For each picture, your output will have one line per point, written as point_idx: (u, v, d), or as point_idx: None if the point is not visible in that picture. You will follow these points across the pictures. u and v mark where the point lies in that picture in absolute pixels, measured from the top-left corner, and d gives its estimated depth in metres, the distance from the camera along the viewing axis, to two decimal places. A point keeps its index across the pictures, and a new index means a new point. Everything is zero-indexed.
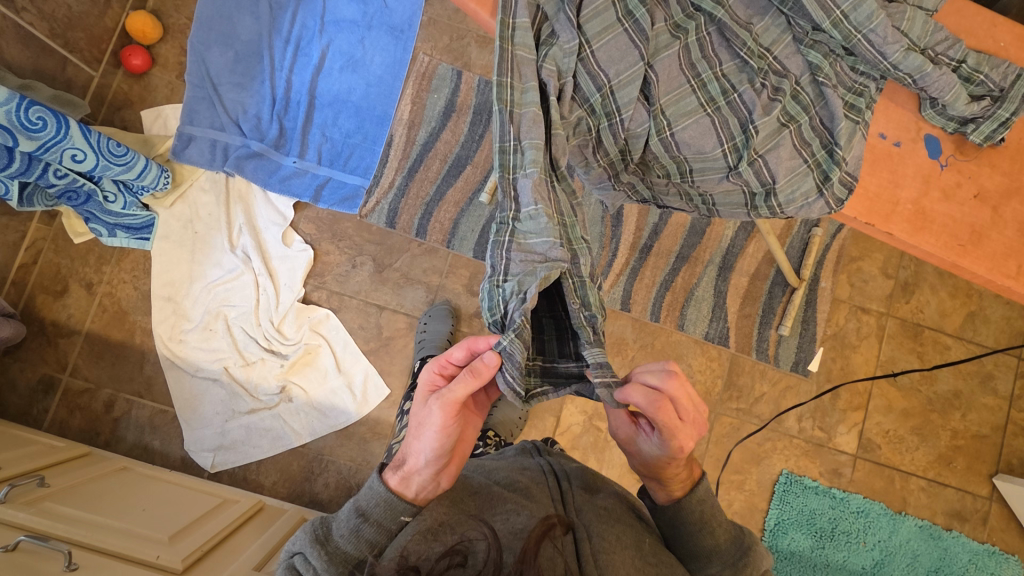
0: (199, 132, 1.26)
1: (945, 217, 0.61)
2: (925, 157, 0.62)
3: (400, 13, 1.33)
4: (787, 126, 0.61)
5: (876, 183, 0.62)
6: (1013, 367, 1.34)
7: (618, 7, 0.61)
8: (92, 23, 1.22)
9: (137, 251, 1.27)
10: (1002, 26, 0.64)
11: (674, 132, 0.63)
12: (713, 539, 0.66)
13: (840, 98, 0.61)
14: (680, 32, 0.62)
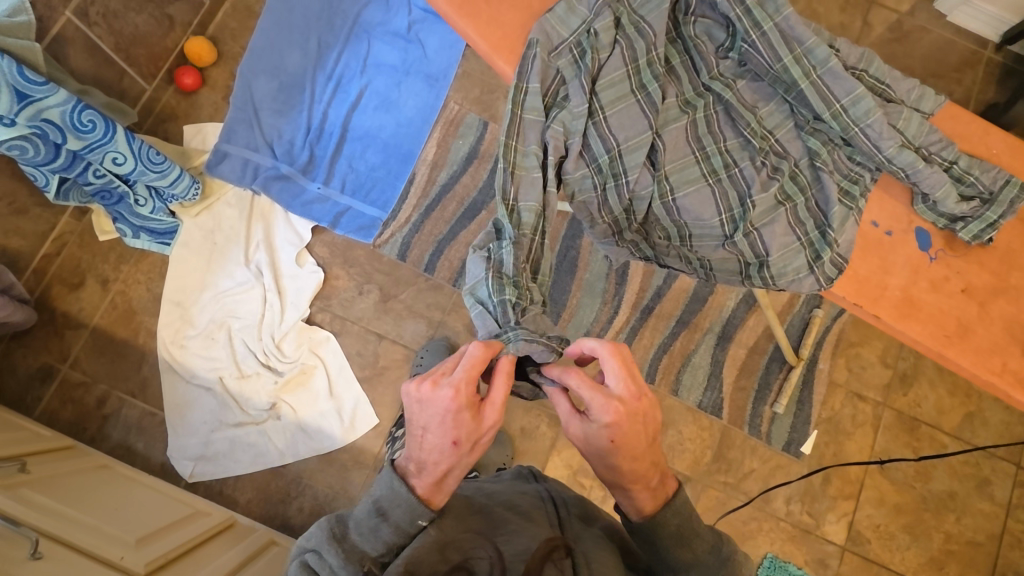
0: (234, 150, 1.33)
1: (932, 307, 0.63)
2: (915, 248, 0.65)
3: (438, 63, 1.41)
4: (782, 205, 0.64)
5: (866, 267, 0.64)
6: (1011, 474, 1.31)
7: (633, 79, 0.65)
8: (154, 42, 1.31)
9: (156, 255, 1.32)
10: (994, 135, 0.68)
11: (676, 198, 0.66)
12: (693, 553, 0.65)
13: (836, 184, 0.64)
14: (689, 107, 0.67)
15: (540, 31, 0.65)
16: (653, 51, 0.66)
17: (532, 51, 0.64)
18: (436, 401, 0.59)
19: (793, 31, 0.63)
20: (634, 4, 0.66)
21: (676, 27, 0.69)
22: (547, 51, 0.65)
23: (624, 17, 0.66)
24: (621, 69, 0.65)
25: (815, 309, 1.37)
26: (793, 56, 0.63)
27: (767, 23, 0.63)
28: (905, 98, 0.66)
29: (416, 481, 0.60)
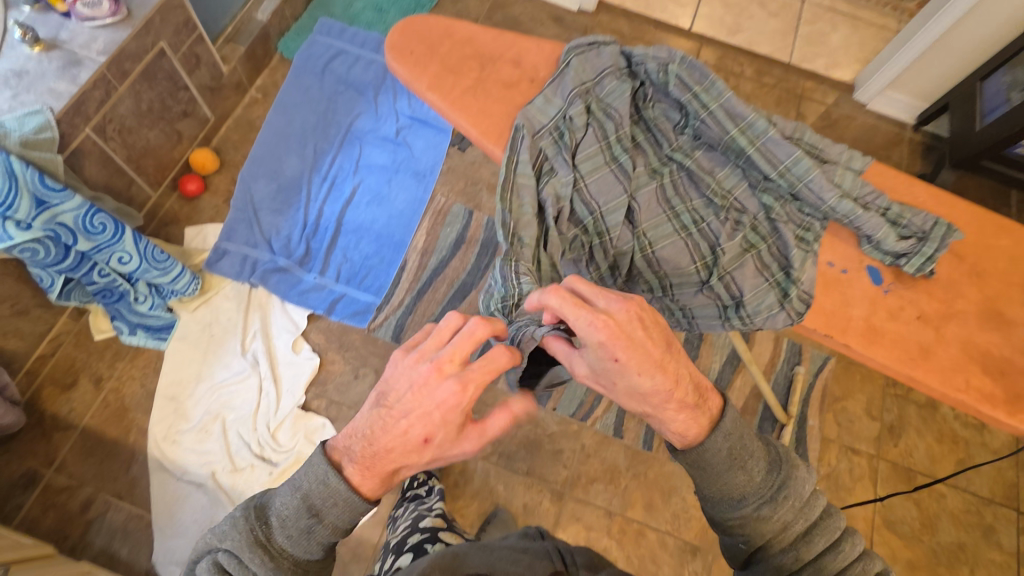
0: (234, 247, 1.41)
1: (894, 334, 0.70)
2: (868, 283, 0.73)
3: (425, 161, 1.55)
4: (748, 251, 0.72)
5: (829, 302, 0.71)
6: (1015, 520, 1.31)
7: (607, 153, 0.75)
8: (163, 154, 1.43)
9: (151, 351, 1.33)
10: (919, 186, 0.78)
11: (654, 251, 0.74)
12: (748, 476, 0.59)
13: (792, 232, 0.73)
14: (656, 175, 0.77)
15: (522, 117, 0.75)
16: (621, 129, 0.76)
17: (517, 132, 0.74)
18: (433, 394, 0.50)
19: (736, 109, 0.74)
20: (601, 92, 0.77)
21: (637, 110, 0.80)
22: (531, 132, 0.74)
23: (594, 103, 0.77)
24: (595, 144, 0.75)
25: (796, 365, 1.43)
26: (738, 129, 0.74)
27: (713, 104, 0.75)
28: (839, 159, 0.77)
29: (355, 472, 0.55)
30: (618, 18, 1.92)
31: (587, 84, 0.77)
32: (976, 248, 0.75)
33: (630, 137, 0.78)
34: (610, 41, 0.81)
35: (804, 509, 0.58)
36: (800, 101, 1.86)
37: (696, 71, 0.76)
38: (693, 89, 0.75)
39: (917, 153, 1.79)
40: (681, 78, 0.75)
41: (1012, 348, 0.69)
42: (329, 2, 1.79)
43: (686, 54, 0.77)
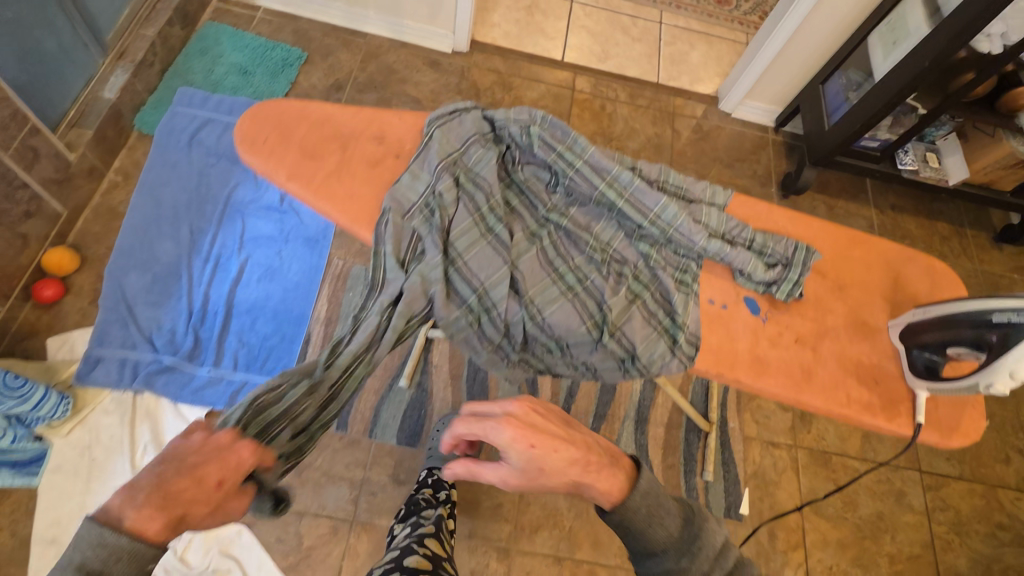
0: (108, 353, 1.27)
1: (779, 361, 0.73)
2: (748, 315, 0.76)
3: (315, 226, 1.49)
4: (632, 303, 0.75)
5: (715, 339, 0.74)
6: (919, 481, 1.43)
7: (480, 226, 0.75)
8: (6, 262, 1.26)
9: (20, 490, 1.16)
10: (777, 211, 0.84)
11: (545, 316, 0.73)
12: (665, 530, 0.67)
13: (671, 277, 0.76)
14: (535, 238, 0.78)
15: (390, 198, 0.73)
16: (492, 198, 0.77)
17: (385, 218, 0.72)
18: (216, 439, 0.63)
19: (596, 166, 0.77)
20: (467, 162, 0.77)
21: (506, 173, 0.80)
22: (400, 214, 0.72)
23: (462, 175, 0.76)
24: (467, 219, 0.74)
25: None
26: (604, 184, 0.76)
27: (578, 162, 0.77)
28: (703, 197, 0.81)
29: (144, 521, 0.53)
30: (492, 55, 1.96)
31: (451, 156, 0.76)
32: (837, 260, 0.81)
33: (503, 202, 0.78)
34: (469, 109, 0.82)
35: (715, 561, 0.66)
36: (673, 117, 1.97)
37: (555, 132, 0.78)
38: (556, 148, 0.77)
39: (781, 152, 1.97)
40: (541, 139, 0.77)
41: (879, 354, 0.75)
42: (187, 69, 1.70)
43: (544, 114, 0.79)
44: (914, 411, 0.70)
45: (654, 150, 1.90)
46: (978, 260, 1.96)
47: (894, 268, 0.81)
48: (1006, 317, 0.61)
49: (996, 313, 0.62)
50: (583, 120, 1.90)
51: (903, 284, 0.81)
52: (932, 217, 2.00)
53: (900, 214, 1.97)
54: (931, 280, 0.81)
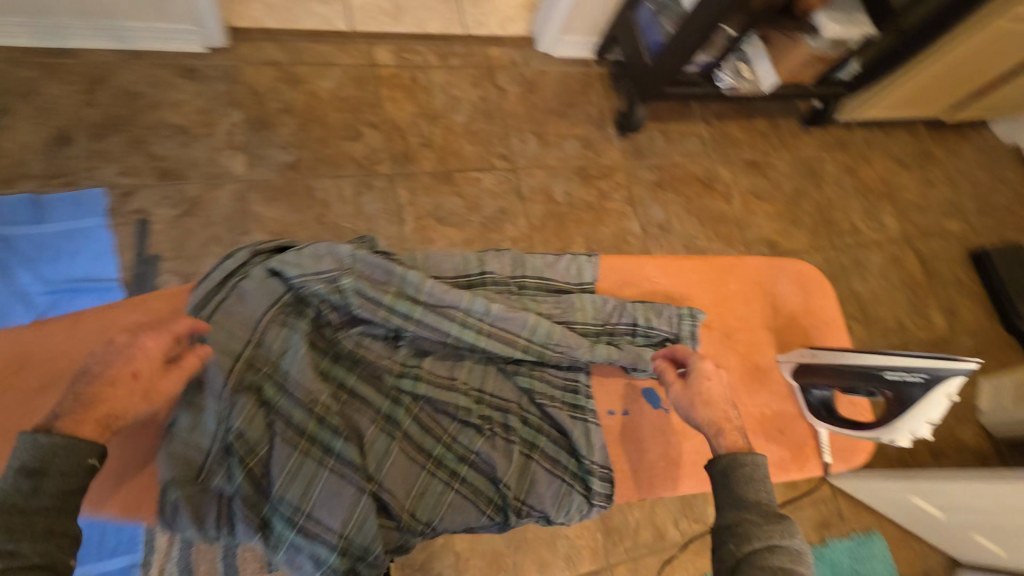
0: None
1: (689, 451, 0.85)
2: (653, 411, 0.87)
3: None
4: (531, 457, 0.77)
5: (626, 460, 0.83)
6: None
7: (310, 456, 0.67)
8: None
9: None
10: (653, 264, 0.92)
11: (439, 522, 0.72)
12: (753, 499, 0.68)
13: (566, 406, 0.80)
14: (389, 418, 0.74)
15: (168, 464, 0.63)
16: (317, 406, 0.69)
17: (167, 496, 0.62)
18: None
19: (443, 294, 0.75)
20: (269, 357, 0.70)
21: (323, 347, 0.74)
22: (194, 480, 0.63)
23: (266, 387, 0.68)
24: (290, 455, 0.66)
25: None
26: (461, 319, 0.76)
27: (416, 311, 0.74)
28: (559, 313, 0.82)
29: None
30: (262, 42, 1.55)
31: (243, 365, 0.68)
32: (719, 306, 0.91)
33: (336, 390, 0.73)
34: (245, 268, 0.73)
35: (793, 541, 0.64)
36: (494, 73, 1.76)
37: (377, 282, 0.74)
38: (385, 300, 0.73)
39: (609, 85, 1.88)
40: (359, 294, 0.72)
41: (777, 399, 0.89)
42: None
43: (355, 255, 0.73)
44: (819, 447, 0.87)
45: (485, 119, 1.69)
46: (793, 147, 2.13)
47: (767, 286, 0.94)
48: (896, 375, 0.76)
49: (885, 372, 0.76)
50: (397, 102, 1.62)
51: (780, 302, 0.94)
52: (750, 116, 2.10)
53: (725, 121, 2.05)
54: (806, 290, 0.96)
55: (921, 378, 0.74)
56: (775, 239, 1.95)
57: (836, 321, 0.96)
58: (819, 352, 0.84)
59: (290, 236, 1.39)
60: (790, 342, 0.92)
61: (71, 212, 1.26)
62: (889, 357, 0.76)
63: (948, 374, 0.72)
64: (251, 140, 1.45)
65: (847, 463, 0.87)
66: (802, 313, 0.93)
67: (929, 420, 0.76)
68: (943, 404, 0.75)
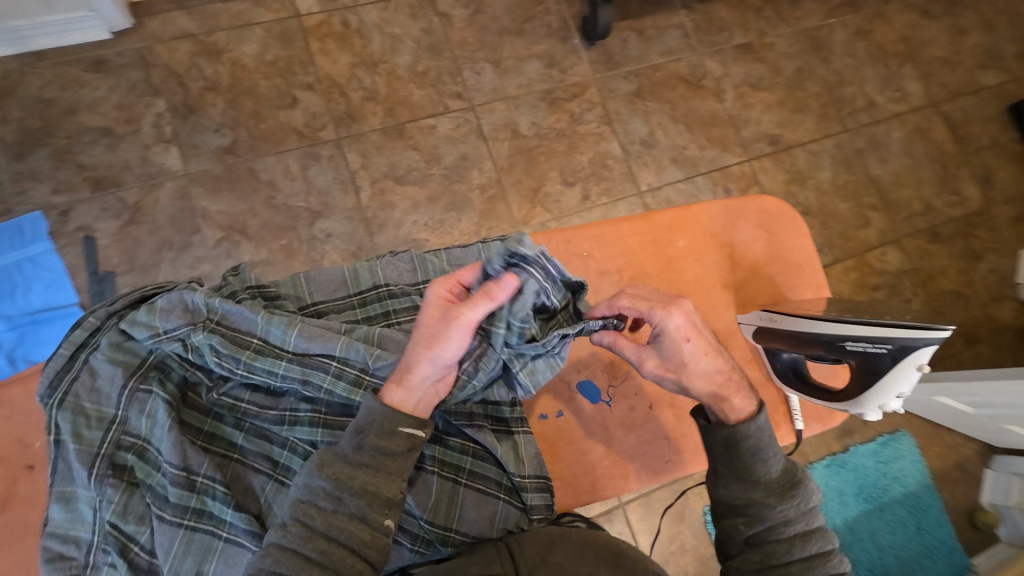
0: None
1: (643, 446, 0.71)
2: (590, 405, 0.72)
3: None
4: (458, 480, 0.64)
5: (568, 468, 0.69)
6: None
7: (201, 538, 0.55)
8: None
9: None
10: (575, 235, 0.71)
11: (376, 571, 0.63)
12: (768, 468, 0.65)
13: (484, 418, 0.67)
14: (293, 474, 0.60)
15: (46, 561, 0.54)
16: (196, 476, 0.56)
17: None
18: None
19: (316, 337, 0.59)
20: (139, 432, 0.56)
21: (199, 411, 0.60)
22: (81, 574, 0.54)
23: (139, 467, 0.55)
24: (175, 537, 0.54)
25: None
26: (337, 367, 0.60)
27: (278, 362, 0.58)
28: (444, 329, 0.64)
29: None
30: (168, 13, 1.37)
31: (107, 445, 0.55)
32: (667, 273, 0.72)
33: (223, 454, 0.59)
34: (93, 340, 0.57)
35: (808, 508, 0.65)
36: None
37: (239, 330, 0.59)
38: (244, 353, 0.57)
39: None
40: (219, 348, 0.57)
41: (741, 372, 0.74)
42: None
43: (212, 301, 0.58)
44: (791, 414, 0.73)
45: (431, 55, 1.51)
46: (792, 19, 1.85)
47: (723, 235, 0.73)
48: (862, 343, 0.67)
49: (853, 340, 0.66)
50: (331, 55, 1.44)
51: (744, 250, 0.74)
52: None
53: (711, 3, 1.78)
54: (767, 229, 0.74)
55: (885, 348, 0.66)
56: (777, 132, 1.75)
57: (815, 260, 0.76)
58: (785, 318, 0.66)
59: (243, 227, 1.31)
60: (752, 302, 0.73)
61: (13, 242, 1.21)
62: (846, 324, 0.66)
63: (920, 343, 0.65)
64: (180, 129, 1.33)
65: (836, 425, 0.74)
66: (769, 261, 0.74)
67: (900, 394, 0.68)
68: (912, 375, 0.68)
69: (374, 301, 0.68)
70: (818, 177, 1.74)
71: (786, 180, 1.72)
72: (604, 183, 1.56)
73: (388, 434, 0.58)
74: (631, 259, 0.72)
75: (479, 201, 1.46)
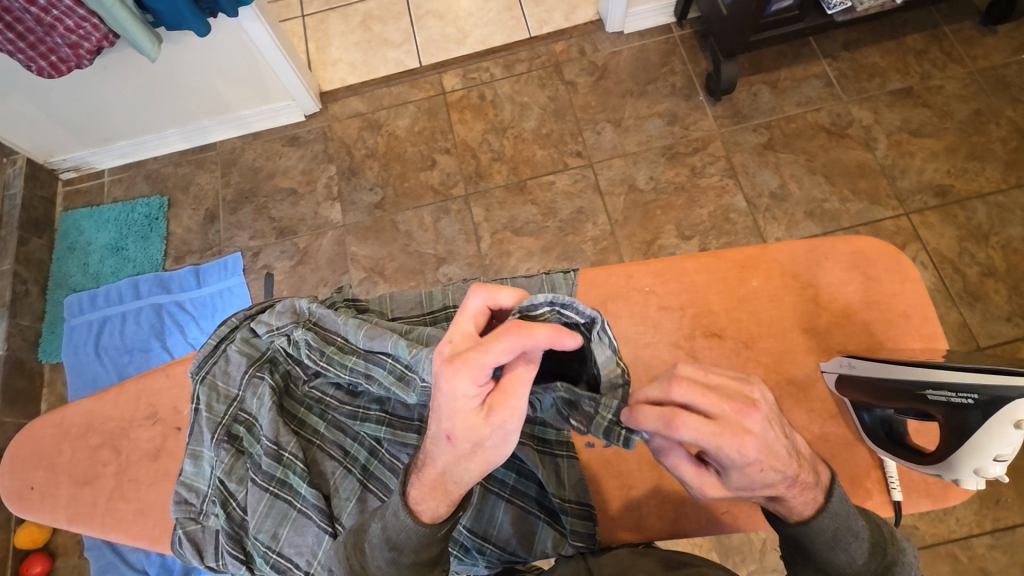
0: None
1: None
2: (640, 440, 0.68)
3: None
4: (502, 495, 0.66)
5: (609, 500, 0.66)
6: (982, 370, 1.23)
7: (281, 498, 0.65)
8: None
9: None
10: (638, 271, 0.74)
11: None
12: (852, 558, 0.58)
13: (531, 445, 0.67)
14: (358, 464, 0.68)
15: (175, 502, 0.68)
16: (284, 451, 0.66)
17: (176, 532, 0.67)
18: None
19: (376, 337, 0.67)
20: (250, 409, 0.69)
21: (295, 400, 0.71)
22: (197, 519, 0.68)
23: (244, 437, 0.68)
24: (261, 499, 0.65)
25: None
26: (398, 365, 0.66)
27: (353, 358, 0.67)
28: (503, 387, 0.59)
29: None
30: (347, 98, 1.70)
31: (227, 417, 0.69)
32: (735, 313, 0.71)
33: (308, 438, 0.69)
34: (231, 335, 0.73)
35: None
36: (561, 68, 1.68)
37: (330, 330, 0.70)
38: (329, 348, 0.68)
39: (696, 47, 1.66)
40: (312, 343, 0.68)
41: (820, 421, 0.68)
42: (64, 275, 1.58)
43: (311, 307, 0.70)
44: (886, 481, 0.66)
45: (556, 119, 1.63)
46: (969, 58, 1.59)
47: (807, 276, 0.72)
48: (943, 396, 0.60)
49: (931, 390, 0.60)
50: (467, 123, 1.65)
51: (826, 294, 0.71)
52: (896, 34, 1.63)
53: (859, 49, 1.62)
54: (863, 273, 0.72)
55: (971, 400, 0.58)
56: (946, 182, 1.48)
57: (928, 313, 0.70)
58: (864, 363, 0.64)
59: (381, 270, 1.52)
60: (839, 349, 0.70)
61: (220, 275, 1.55)
62: (936, 371, 0.60)
63: (1016, 395, 0.56)
64: (344, 189, 1.61)
65: (935, 500, 0.65)
66: (864, 306, 0.71)
67: (998, 456, 0.58)
68: (1015, 436, 0.57)
69: (443, 320, 0.75)
70: (1007, 234, 1.42)
71: (958, 237, 1.43)
72: (725, 237, 1.50)
73: (425, 544, 0.58)
74: (698, 297, 0.73)
75: (591, 252, 1.50)
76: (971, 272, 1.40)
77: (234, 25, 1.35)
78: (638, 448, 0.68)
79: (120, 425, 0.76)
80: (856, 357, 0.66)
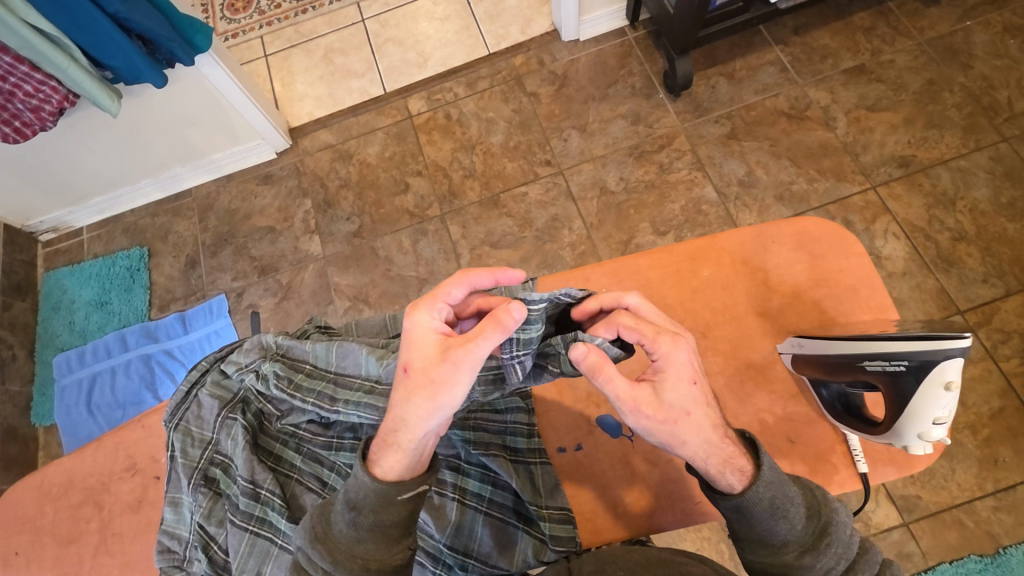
0: None
1: (669, 483, 0.67)
2: (611, 440, 0.70)
3: None
4: (479, 509, 0.67)
5: (584, 501, 0.68)
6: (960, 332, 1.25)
7: (262, 536, 0.66)
8: None
9: None
10: (593, 273, 0.76)
11: None
12: (791, 525, 0.59)
13: (502, 456, 0.68)
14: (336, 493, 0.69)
15: (159, 551, 0.69)
16: (261, 488, 0.67)
17: None
18: None
19: (346, 356, 0.70)
20: (227, 450, 0.70)
21: (270, 436, 0.72)
22: (181, 566, 0.68)
23: (221, 479, 0.69)
24: (242, 539, 0.65)
25: None
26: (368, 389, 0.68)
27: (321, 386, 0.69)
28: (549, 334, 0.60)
29: None
30: (315, 131, 1.73)
31: (203, 460, 0.70)
32: (690, 304, 0.73)
33: (286, 474, 0.70)
34: (202, 379, 0.75)
35: (845, 549, 0.59)
36: (522, 80, 1.71)
37: (298, 360, 0.72)
38: (297, 377, 0.70)
39: (650, 46, 1.69)
40: (279, 373, 0.69)
41: (783, 402, 0.70)
42: (51, 335, 1.59)
43: (278, 340, 0.73)
44: (851, 455, 0.67)
45: (522, 130, 1.66)
46: (916, 30, 1.62)
47: (757, 261, 0.74)
48: (879, 365, 0.62)
49: (867, 362, 0.62)
50: (436, 144, 1.67)
51: (776, 276, 0.73)
52: (843, 14, 1.67)
53: (809, 32, 1.66)
54: (809, 251, 0.74)
55: (903, 366, 0.60)
56: (908, 153, 1.50)
57: (874, 284, 0.72)
58: (811, 341, 0.65)
59: (365, 297, 1.53)
60: (795, 328, 0.71)
61: (205, 319, 1.56)
62: (872, 341, 0.61)
63: (941, 359, 0.58)
64: (321, 221, 1.63)
65: (900, 469, 0.67)
66: (813, 285, 0.72)
67: (938, 419, 0.61)
68: (947, 397, 0.60)
69: None
70: (973, 197, 1.44)
71: (926, 205, 1.45)
72: (700, 229, 1.51)
73: (384, 505, 0.58)
74: (652, 292, 0.75)
75: (570, 258, 1.52)
76: (943, 238, 1.42)
77: (194, 73, 1.37)
78: (609, 448, 0.69)
79: (101, 479, 0.76)
80: (804, 336, 0.67)
